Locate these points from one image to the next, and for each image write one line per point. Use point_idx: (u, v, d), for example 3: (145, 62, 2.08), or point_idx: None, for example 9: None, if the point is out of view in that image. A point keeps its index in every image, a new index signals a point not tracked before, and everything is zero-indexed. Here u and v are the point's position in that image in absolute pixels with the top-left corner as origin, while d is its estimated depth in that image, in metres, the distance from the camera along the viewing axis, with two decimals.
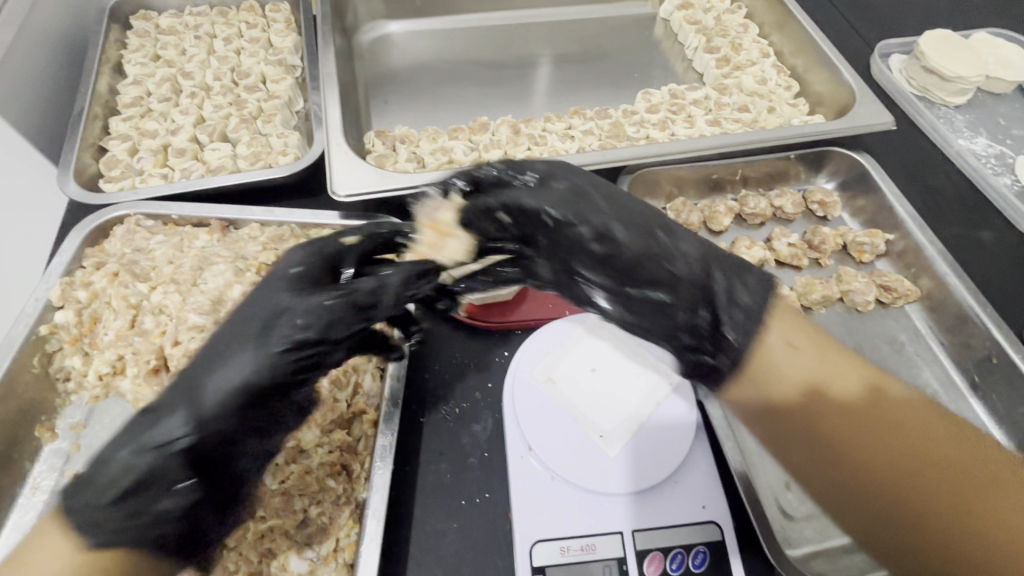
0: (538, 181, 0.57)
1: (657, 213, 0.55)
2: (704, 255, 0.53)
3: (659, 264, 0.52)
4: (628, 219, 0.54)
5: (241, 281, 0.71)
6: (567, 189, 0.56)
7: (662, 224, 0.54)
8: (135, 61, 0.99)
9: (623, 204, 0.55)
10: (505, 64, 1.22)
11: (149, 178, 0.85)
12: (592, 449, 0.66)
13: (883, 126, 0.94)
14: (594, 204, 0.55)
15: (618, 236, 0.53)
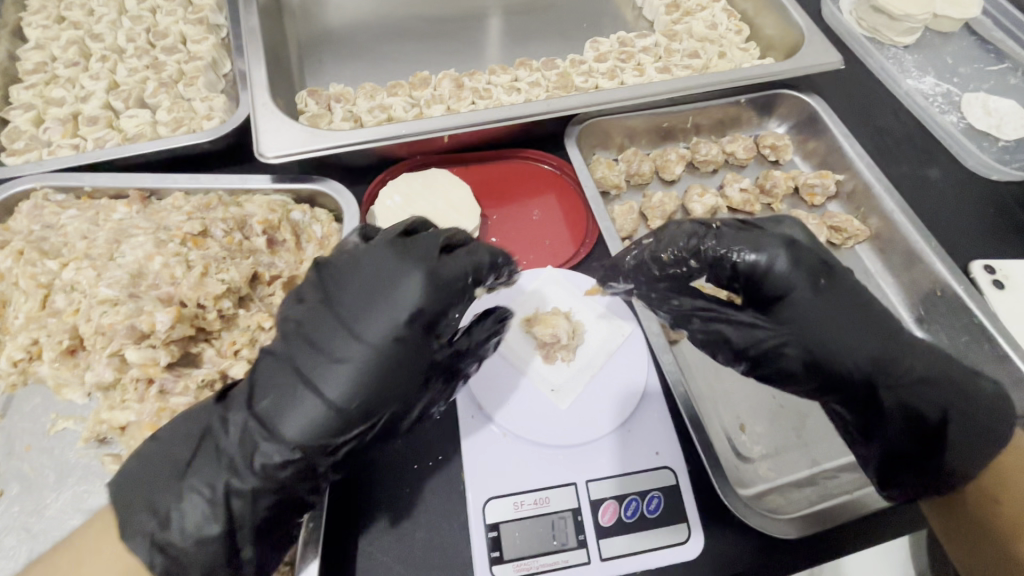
0: (767, 268, 0.59)
1: (813, 281, 0.60)
2: (901, 339, 0.60)
3: (935, 378, 0.60)
4: (847, 309, 0.60)
5: (160, 253, 0.64)
6: (811, 274, 0.59)
7: (816, 319, 0.58)
8: (37, 25, 0.91)
9: (864, 307, 0.60)
10: (449, 19, 1.15)
11: (59, 149, 0.79)
12: (543, 404, 0.65)
13: (830, 65, 0.93)
14: (836, 298, 0.60)
15: (828, 331, 0.58)
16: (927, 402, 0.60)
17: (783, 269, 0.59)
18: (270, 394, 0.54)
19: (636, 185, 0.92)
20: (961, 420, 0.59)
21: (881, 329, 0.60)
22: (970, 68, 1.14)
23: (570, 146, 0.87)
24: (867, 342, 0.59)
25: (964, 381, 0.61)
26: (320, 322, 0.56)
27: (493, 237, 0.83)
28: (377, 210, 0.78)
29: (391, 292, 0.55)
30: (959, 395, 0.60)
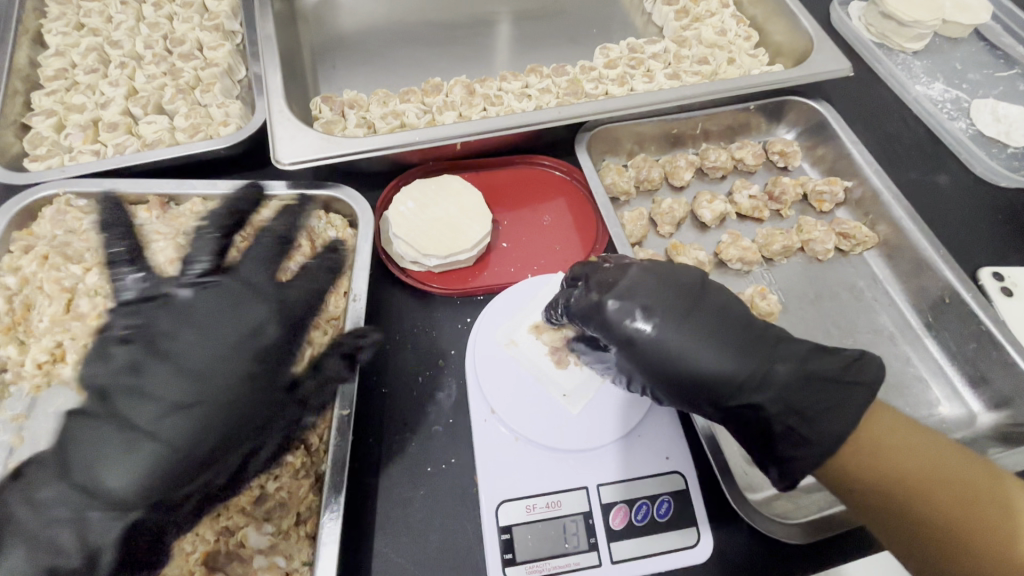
0: (600, 308, 0.58)
1: (644, 313, 0.57)
2: (757, 345, 0.56)
3: (798, 389, 0.55)
4: (689, 328, 0.57)
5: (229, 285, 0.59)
6: (636, 308, 0.57)
7: (656, 350, 0.56)
8: (56, 31, 0.92)
9: (708, 317, 0.57)
10: (460, 24, 1.16)
11: (80, 155, 0.80)
12: (556, 408, 0.66)
13: (840, 72, 0.93)
14: (674, 322, 0.56)
15: (674, 359, 0.56)
16: (801, 407, 0.54)
17: (611, 312, 0.58)
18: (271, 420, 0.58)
19: (645, 191, 0.93)
20: (840, 421, 0.53)
21: (727, 337, 0.56)
22: (980, 73, 1.14)
23: (580, 153, 0.88)
24: (712, 355, 0.55)
25: (826, 387, 0.55)
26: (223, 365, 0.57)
27: (504, 242, 0.84)
28: (392, 215, 0.78)
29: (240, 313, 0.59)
30: (831, 401, 0.54)
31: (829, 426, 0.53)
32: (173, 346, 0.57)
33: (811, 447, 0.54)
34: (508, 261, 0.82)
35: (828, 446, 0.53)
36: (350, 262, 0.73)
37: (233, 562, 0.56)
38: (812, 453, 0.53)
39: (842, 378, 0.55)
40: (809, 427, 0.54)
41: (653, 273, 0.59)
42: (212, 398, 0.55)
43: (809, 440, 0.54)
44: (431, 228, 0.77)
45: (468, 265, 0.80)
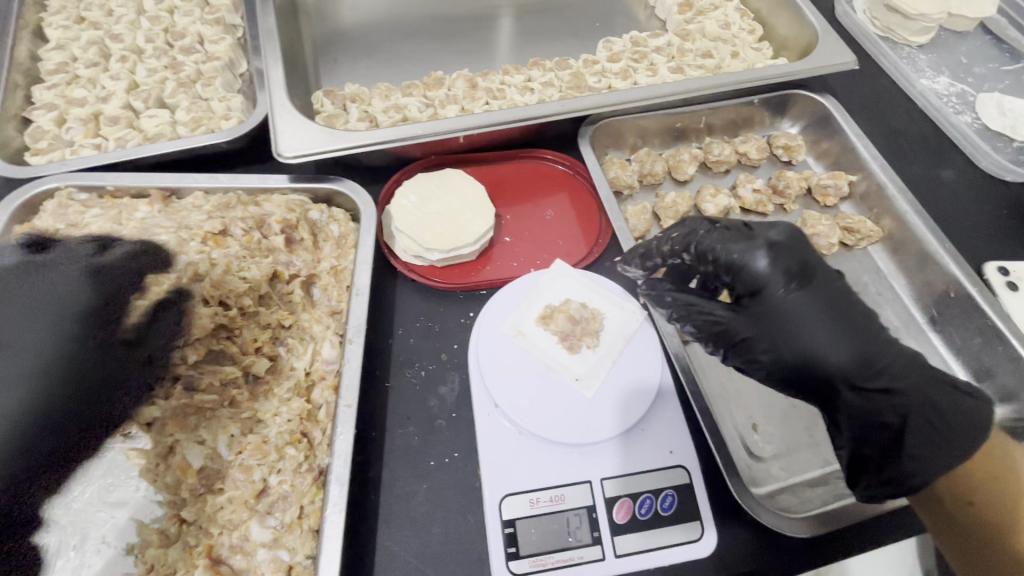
0: (742, 266, 0.56)
1: (793, 280, 0.54)
2: (888, 340, 0.54)
3: (930, 385, 0.54)
4: (828, 305, 0.54)
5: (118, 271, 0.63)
6: (791, 269, 0.55)
7: (785, 319, 0.54)
8: (57, 25, 0.92)
9: (853, 304, 0.55)
10: (461, 18, 1.16)
11: (81, 149, 0.80)
12: (568, 394, 0.66)
13: (844, 65, 0.92)
14: (817, 296, 0.54)
15: (803, 329, 0.54)
16: (914, 407, 0.54)
17: (762, 269, 0.55)
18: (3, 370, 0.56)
19: (648, 185, 0.93)
20: (967, 427, 0.53)
21: (854, 325, 0.54)
22: (986, 67, 1.14)
23: (583, 146, 0.88)
24: (834, 336, 0.54)
25: (958, 395, 0.54)
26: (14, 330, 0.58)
27: (507, 236, 0.84)
28: (394, 210, 0.78)
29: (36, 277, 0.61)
30: (960, 405, 0.54)
31: (959, 427, 0.53)
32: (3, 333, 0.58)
33: (937, 444, 0.53)
34: (511, 256, 0.82)
35: (934, 444, 0.53)
36: (352, 257, 0.73)
37: (237, 553, 0.56)
38: (932, 444, 0.53)
39: (965, 389, 0.55)
40: (930, 418, 0.53)
41: (807, 244, 0.56)
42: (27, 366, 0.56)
43: (921, 425, 0.53)
44: (434, 222, 0.77)
45: (471, 260, 0.80)
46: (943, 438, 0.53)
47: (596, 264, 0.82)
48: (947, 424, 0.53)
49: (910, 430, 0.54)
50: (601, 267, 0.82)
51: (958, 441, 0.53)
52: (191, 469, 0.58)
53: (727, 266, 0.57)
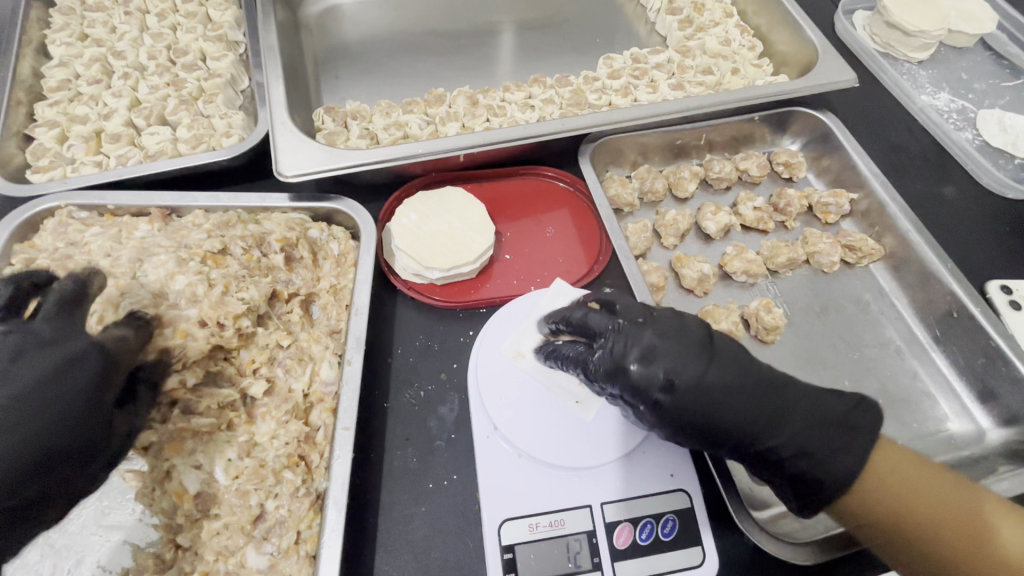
0: (627, 376, 0.55)
1: (667, 381, 0.54)
2: (772, 403, 0.55)
3: (813, 431, 0.54)
4: (714, 388, 0.54)
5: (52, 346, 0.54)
6: (664, 368, 0.54)
7: (677, 417, 0.55)
8: (60, 42, 0.92)
9: (732, 373, 0.55)
10: (462, 34, 1.16)
11: (82, 167, 0.81)
12: (567, 416, 0.66)
13: (844, 83, 0.92)
14: (700, 390, 0.54)
15: (700, 418, 0.55)
16: (817, 467, 0.53)
17: (635, 374, 0.55)
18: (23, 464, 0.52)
19: (649, 202, 0.93)
20: (851, 458, 0.53)
21: (736, 395, 0.54)
22: (986, 83, 1.14)
23: (584, 164, 0.88)
24: (724, 418, 0.54)
25: (846, 431, 0.54)
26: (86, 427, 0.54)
27: (508, 254, 0.84)
28: (395, 228, 0.78)
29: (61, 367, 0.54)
30: (842, 444, 0.54)
31: (850, 468, 0.53)
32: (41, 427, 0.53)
33: (842, 490, 0.53)
34: (511, 273, 0.82)
35: (831, 452, 0.53)
36: (351, 276, 0.73)
37: None
38: (841, 489, 0.53)
39: (853, 420, 0.55)
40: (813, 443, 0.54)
41: (666, 330, 0.56)
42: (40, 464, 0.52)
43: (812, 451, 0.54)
44: (434, 241, 0.77)
45: (471, 277, 0.80)
46: (847, 484, 0.53)
47: (597, 282, 0.82)
48: (848, 466, 0.53)
49: (825, 493, 0.54)
50: (602, 285, 0.82)
51: (852, 476, 0.53)
52: (187, 495, 0.58)
53: (608, 373, 0.57)
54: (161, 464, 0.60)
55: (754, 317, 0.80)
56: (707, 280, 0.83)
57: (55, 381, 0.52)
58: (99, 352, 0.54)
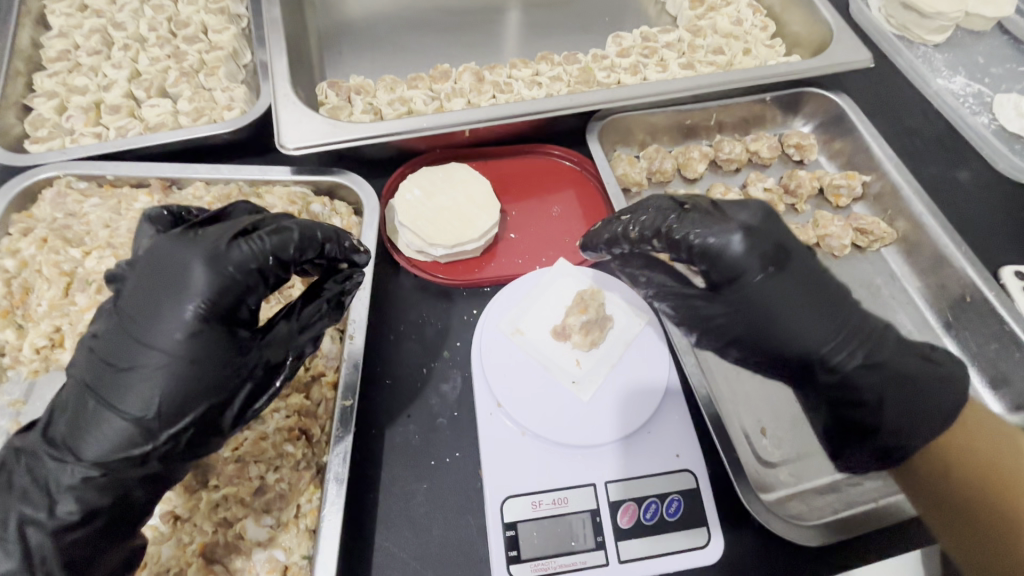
0: (721, 248, 0.54)
1: (767, 265, 0.55)
2: (861, 327, 0.57)
3: (895, 354, 0.57)
4: (803, 293, 0.56)
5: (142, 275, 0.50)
6: (766, 255, 0.54)
7: (782, 309, 0.55)
8: (60, 12, 0.90)
9: (817, 288, 0.56)
10: (469, 11, 1.14)
11: (82, 138, 0.79)
12: (566, 396, 0.65)
13: (859, 63, 0.90)
14: (798, 279, 0.56)
15: (783, 326, 0.55)
16: (897, 411, 0.57)
17: (756, 281, 0.54)
18: (71, 415, 0.49)
19: (657, 182, 0.91)
20: (934, 408, 0.57)
21: (819, 306, 0.56)
22: (1003, 67, 1.11)
23: (592, 142, 0.86)
24: (790, 309, 0.55)
25: (927, 364, 0.58)
26: (119, 338, 0.49)
27: (512, 233, 0.82)
28: (398, 204, 0.76)
29: (171, 285, 0.49)
30: (933, 375, 0.58)
31: (941, 402, 0.57)
32: (176, 332, 0.48)
33: (914, 420, 0.57)
34: (516, 252, 0.81)
35: (922, 423, 0.57)
36: None
37: (232, 553, 0.54)
38: (921, 424, 0.57)
39: (934, 358, 0.59)
40: (915, 400, 0.57)
41: (792, 274, 0.55)
42: (211, 368, 0.49)
43: (905, 430, 0.57)
44: (437, 217, 0.76)
45: (475, 255, 0.79)
46: (916, 424, 0.56)
47: None
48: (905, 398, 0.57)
49: (904, 422, 0.57)
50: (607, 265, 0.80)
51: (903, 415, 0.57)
52: None
53: (705, 252, 0.55)
54: None
55: None
56: None
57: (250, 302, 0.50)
58: (175, 296, 0.49)
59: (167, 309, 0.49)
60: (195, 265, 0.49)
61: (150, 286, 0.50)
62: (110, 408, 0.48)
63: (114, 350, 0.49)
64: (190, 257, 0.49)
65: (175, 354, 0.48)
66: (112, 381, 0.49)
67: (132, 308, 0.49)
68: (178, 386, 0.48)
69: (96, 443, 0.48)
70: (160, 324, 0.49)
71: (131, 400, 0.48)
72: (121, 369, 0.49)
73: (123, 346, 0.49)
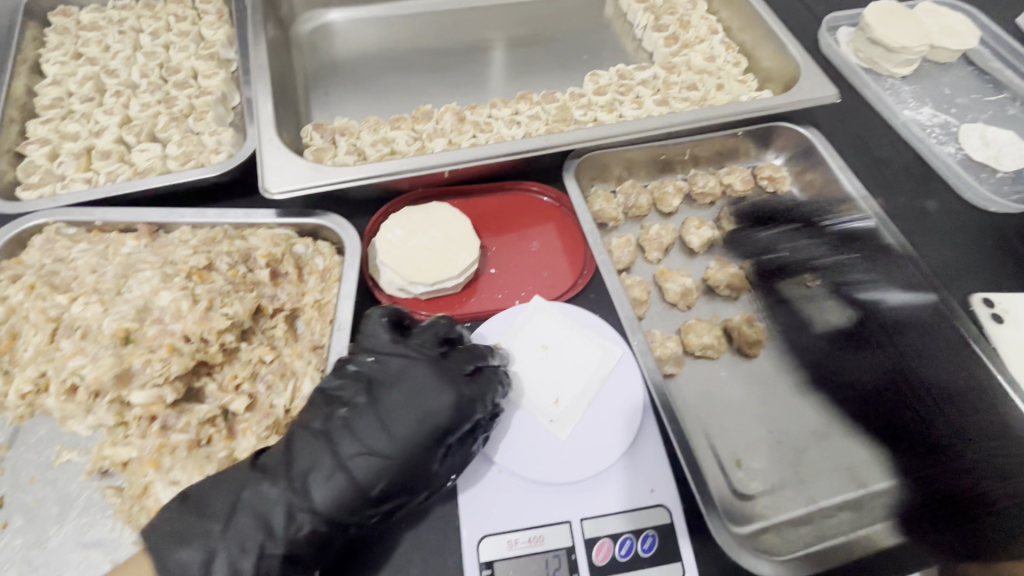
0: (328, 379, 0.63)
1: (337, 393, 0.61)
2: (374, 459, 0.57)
3: None
4: (360, 427, 0.58)
5: (420, 376, 0.61)
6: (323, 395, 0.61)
7: (331, 442, 0.58)
8: (55, 61, 0.94)
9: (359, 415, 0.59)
10: (453, 50, 1.18)
11: (72, 184, 0.82)
12: (543, 434, 0.66)
13: (826, 99, 0.94)
14: (348, 412, 0.59)
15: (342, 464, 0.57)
16: None
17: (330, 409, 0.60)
18: (253, 478, 0.57)
19: (633, 216, 0.93)
20: None
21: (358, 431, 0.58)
22: (968, 98, 1.15)
23: (568, 180, 0.89)
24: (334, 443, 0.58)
25: None
26: (375, 421, 0.59)
27: (492, 268, 0.84)
28: (379, 243, 0.79)
29: (429, 397, 0.60)
30: None
31: None
32: (381, 422, 0.59)
33: None
34: (496, 287, 0.82)
35: None
36: (336, 290, 0.73)
37: None
38: None
39: None
40: None
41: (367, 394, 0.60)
42: (404, 466, 0.58)
43: None
44: (418, 256, 0.78)
45: (455, 292, 0.81)
46: None
47: (580, 295, 0.83)
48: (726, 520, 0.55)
49: None
50: (585, 299, 0.82)
51: None
52: None
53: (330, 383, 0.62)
54: (140, 479, 0.60)
55: (736, 329, 0.80)
56: (689, 294, 0.83)
57: (424, 420, 0.59)
58: (440, 396, 0.60)
59: (429, 410, 0.59)
60: (449, 389, 0.60)
61: (421, 384, 0.61)
62: (341, 470, 0.57)
63: (347, 426, 0.59)
64: (446, 382, 0.61)
65: (417, 454, 0.58)
66: (310, 467, 0.57)
67: (359, 396, 0.61)
68: (369, 484, 0.57)
69: (244, 519, 0.55)
70: (422, 421, 0.59)
71: (360, 471, 0.57)
72: (367, 439, 0.58)
73: (347, 424, 0.59)
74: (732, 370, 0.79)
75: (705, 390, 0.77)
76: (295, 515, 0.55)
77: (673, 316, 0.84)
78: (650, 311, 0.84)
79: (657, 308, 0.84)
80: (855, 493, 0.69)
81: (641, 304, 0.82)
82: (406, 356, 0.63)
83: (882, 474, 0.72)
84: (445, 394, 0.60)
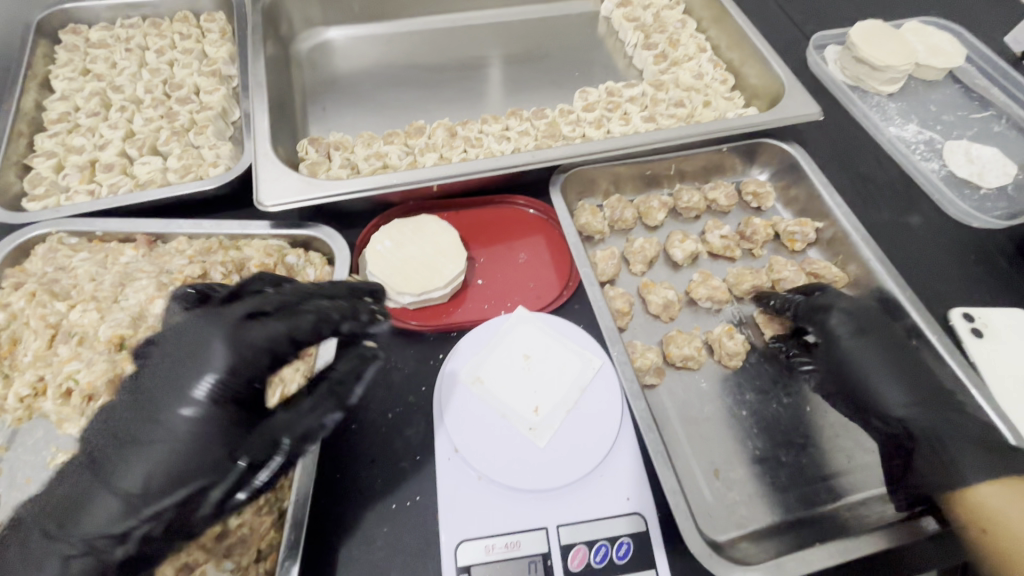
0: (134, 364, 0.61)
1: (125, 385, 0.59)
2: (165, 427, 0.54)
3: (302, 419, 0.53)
4: (154, 401, 0.56)
5: (172, 341, 0.59)
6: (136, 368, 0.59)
7: (129, 421, 0.55)
8: (63, 77, 0.98)
9: (156, 387, 0.57)
10: (448, 67, 1.22)
11: (76, 195, 0.85)
12: (522, 441, 0.68)
13: (808, 116, 0.96)
14: (147, 387, 0.57)
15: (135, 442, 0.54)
16: None
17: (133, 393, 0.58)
18: (54, 506, 0.52)
19: (619, 230, 0.96)
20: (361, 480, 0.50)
21: (160, 402, 0.56)
22: (954, 115, 1.17)
23: (554, 193, 0.91)
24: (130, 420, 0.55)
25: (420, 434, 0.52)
26: (148, 404, 0.56)
27: (480, 279, 0.87)
28: (368, 254, 0.81)
29: (198, 356, 0.58)
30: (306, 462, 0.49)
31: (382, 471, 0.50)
32: (168, 400, 0.56)
33: None
34: (482, 298, 0.85)
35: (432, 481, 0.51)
36: None
37: None
38: None
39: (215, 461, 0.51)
40: None
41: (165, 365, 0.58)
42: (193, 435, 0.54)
43: None
44: (406, 267, 0.80)
45: (443, 302, 0.83)
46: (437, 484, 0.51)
47: (565, 307, 0.85)
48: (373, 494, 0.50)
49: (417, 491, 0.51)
50: (569, 310, 0.85)
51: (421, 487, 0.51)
52: None
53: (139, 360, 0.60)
54: None
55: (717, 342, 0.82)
56: (671, 307, 0.85)
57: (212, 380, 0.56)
58: (202, 363, 0.57)
59: (205, 373, 0.57)
60: (218, 342, 0.58)
61: (179, 359, 0.58)
62: (108, 487, 0.52)
63: (107, 429, 0.55)
64: (212, 335, 0.58)
65: (198, 422, 0.55)
66: (101, 474, 0.52)
67: (145, 384, 0.58)
68: (166, 463, 0.53)
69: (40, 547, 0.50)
70: (177, 389, 0.56)
71: (127, 477, 0.52)
72: (131, 443, 0.54)
73: (138, 422, 0.55)
74: (713, 381, 0.81)
75: (683, 400, 0.78)
76: (95, 532, 0.50)
77: (656, 327, 0.86)
78: (633, 323, 0.86)
79: (640, 320, 0.86)
80: (829, 504, 0.71)
81: (624, 316, 0.83)
82: (178, 323, 0.61)
83: (859, 484, 0.73)
84: (224, 350, 0.58)
